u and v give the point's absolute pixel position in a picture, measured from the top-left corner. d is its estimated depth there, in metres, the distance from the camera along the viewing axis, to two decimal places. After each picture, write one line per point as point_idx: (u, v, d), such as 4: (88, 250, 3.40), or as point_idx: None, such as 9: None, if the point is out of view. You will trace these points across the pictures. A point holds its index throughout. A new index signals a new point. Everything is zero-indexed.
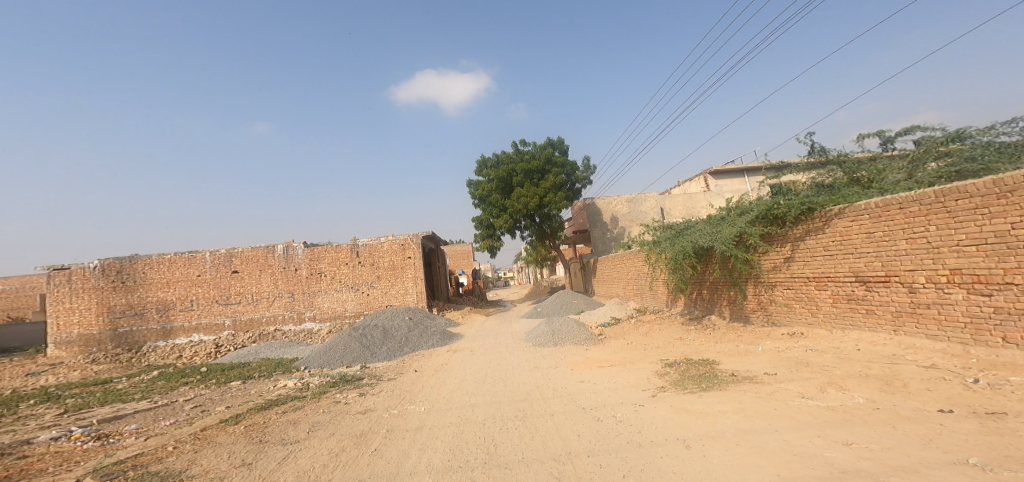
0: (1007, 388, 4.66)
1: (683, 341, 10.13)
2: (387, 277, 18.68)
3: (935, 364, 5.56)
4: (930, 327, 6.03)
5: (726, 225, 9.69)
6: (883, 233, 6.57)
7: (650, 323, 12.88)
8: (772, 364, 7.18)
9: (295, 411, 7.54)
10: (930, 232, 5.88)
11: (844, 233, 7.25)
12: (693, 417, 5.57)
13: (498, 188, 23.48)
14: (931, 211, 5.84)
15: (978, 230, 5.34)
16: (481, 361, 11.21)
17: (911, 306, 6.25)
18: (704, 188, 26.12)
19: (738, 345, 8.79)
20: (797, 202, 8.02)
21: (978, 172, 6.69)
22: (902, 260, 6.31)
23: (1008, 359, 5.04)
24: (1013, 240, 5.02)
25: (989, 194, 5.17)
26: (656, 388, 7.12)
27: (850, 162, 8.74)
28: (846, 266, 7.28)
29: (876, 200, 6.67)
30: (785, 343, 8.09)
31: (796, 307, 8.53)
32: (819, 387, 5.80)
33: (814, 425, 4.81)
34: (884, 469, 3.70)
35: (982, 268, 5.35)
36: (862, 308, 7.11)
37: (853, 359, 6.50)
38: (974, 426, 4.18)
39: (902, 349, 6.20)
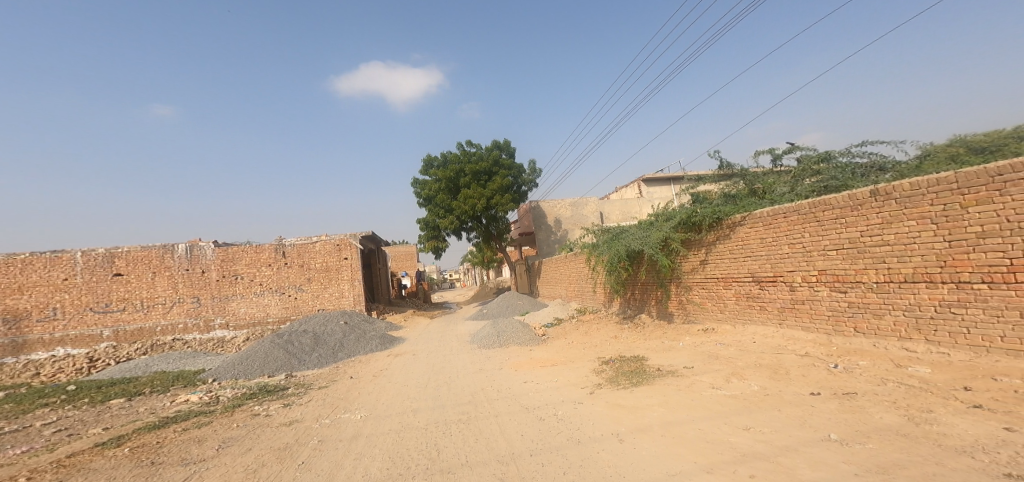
0: (856, 369, 5.45)
1: (618, 339, 10.74)
2: (317, 279, 17.93)
3: (808, 352, 6.39)
4: (804, 320, 6.91)
5: (653, 230, 10.38)
6: (772, 238, 7.43)
7: (588, 323, 13.48)
8: (690, 357, 7.87)
9: (199, 428, 7.11)
10: (805, 239, 6.74)
11: (744, 238, 8.10)
12: (626, 412, 6.00)
13: (442, 188, 23.41)
14: (806, 220, 6.70)
15: (837, 237, 6.17)
16: (421, 365, 11.11)
17: (791, 302, 7.13)
18: (637, 195, 27.72)
19: (664, 341, 9.49)
20: (709, 212, 8.75)
21: (838, 187, 7.79)
22: (786, 262, 7.18)
23: (858, 346, 5.90)
24: (860, 245, 5.84)
25: (845, 207, 5.97)
26: (594, 385, 7.53)
27: (750, 176, 9.75)
28: (745, 268, 8.12)
29: (766, 209, 7.53)
30: (699, 338, 8.87)
31: (708, 305, 9.36)
32: (725, 377, 6.47)
33: (722, 412, 5.37)
34: (774, 449, 4.23)
35: (840, 269, 6.19)
36: (756, 305, 7.98)
37: (750, 351, 7.28)
38: (836, 405, 4.87)
39: (785, 340, 7.05)
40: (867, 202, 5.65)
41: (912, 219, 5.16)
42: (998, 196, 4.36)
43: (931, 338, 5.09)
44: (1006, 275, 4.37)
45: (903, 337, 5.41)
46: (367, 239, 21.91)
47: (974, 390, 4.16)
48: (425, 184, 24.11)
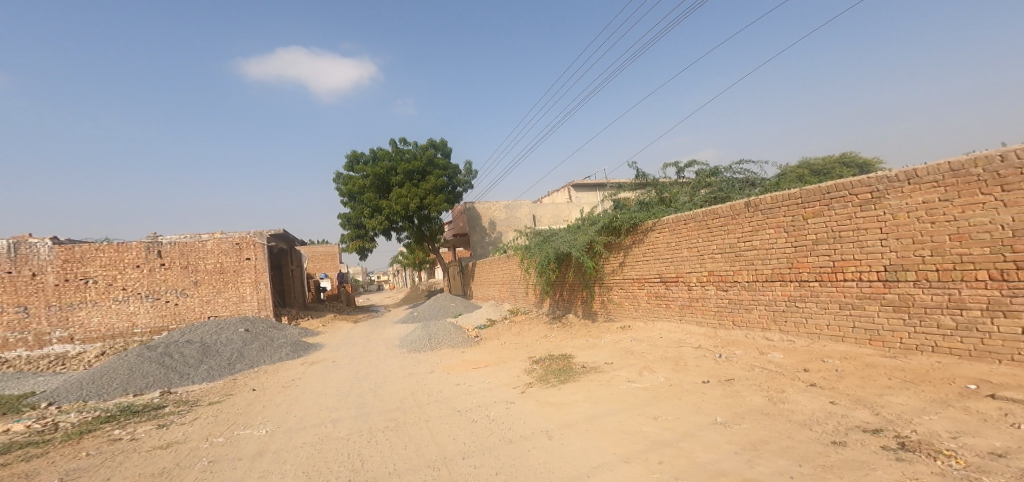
0: (734, 358, 6.17)
1: (547, 338, 11.17)
2: (207, 282, 16.72)
3: (700, 345, 7.14)
4: (698, 316, 7.73)
5: (579, 232, 10.76)
6: (674, 243, 8.21)
7: (520, 324, 13.89)
8: (611, 354, 8.33)
9: (31, 461, 6.06)
10: (699, 243, 7.54)
11: (654, 242, 8.83)
12: (554, 409, 6.08)
13: (371, 187, 22.67)
14: (699, 227, 7.49)
15: (720, 242, 6.98)
16: (344, 372, 10.76)
17: (690, 300, 7.92)
18: (567, 200, 28.77)
19: (588, 338, 10.01)
20: (627, 218, 9.35)
21: (724, 200, 8.97)
22: (685, 264, 7.96)
23: (735, 337, 6.74)
24: (736, 250, 6.66)
25: (725, 217, 6.78)
26: (524, 384, 7.56)
27: (659, 184, 10.62)
28: (655, 270, 8.86)
29: (671, 217, 8.28)
30: (618, 335, 9.47)
31: (625, 304, 10.07)
32: (639, 371, 6.91)
33: (637, 404, 5.66)
34: (674, 435, 4.47)
35: (722, 270, 7.00)
36: (663, 303, 8.74)
37: (659, 345, 7.91)
38: (721, 391, 5.33)
39: (685, 335, 7.82)
40: (742, 212, 6.47)
41: (771, 227, 5.99)
42: (827, 209, 5.22)
43: (784, 328, 5.95)
44: (832, 274, 5.25)
45: (766, 329, 6.26)
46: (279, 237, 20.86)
47: (812, 371, 4.93)
48: (352, 180, 23.17)
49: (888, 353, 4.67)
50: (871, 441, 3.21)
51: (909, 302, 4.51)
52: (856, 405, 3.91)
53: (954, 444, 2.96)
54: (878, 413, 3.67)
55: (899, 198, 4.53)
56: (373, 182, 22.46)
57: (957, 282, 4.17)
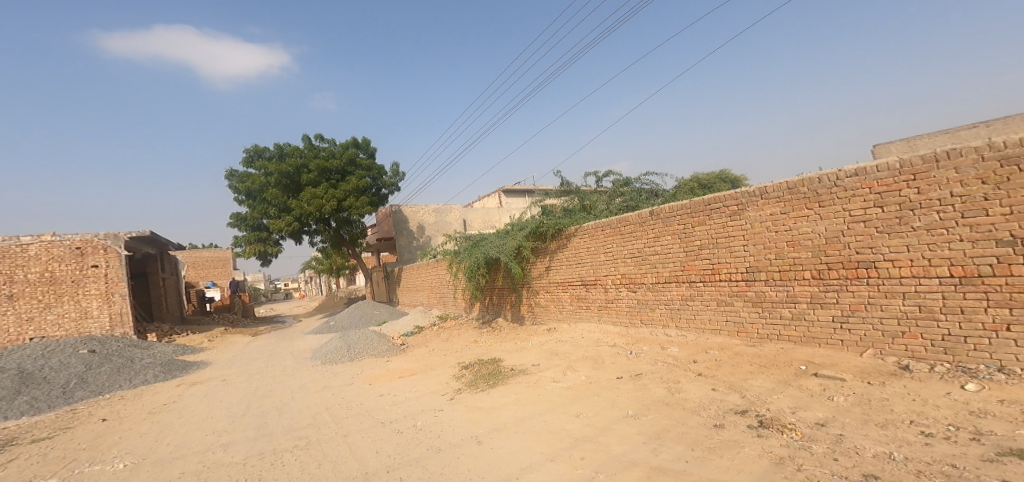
0: (641, 354, 6.52)
1: (477, 343, 11.11)
2: (29, 295, 13.67)
3: (614, 343, 7.50)
4: (615, 317, 8.21)
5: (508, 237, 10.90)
6: (594, 248, 8.65)
7: (449, 330, 13.75)
8: (537, 355, 8.31)
9: None
10: (613, 249, 8.04)
11: (577, 248, 9.22)
12: (484, 413, 5.57)
13: (279, 183, 21.19)
14: (613, 233, 7.97)
15: (630, 247, 7.51)
16: (249, 386, 9.90)
17: (607, 302, 8.40)
18: (498, 205, 29.07)
19: (517, 341, 10.07)
20: (552, 223, 9.66)
21: (634, 207, 10.18)
22: (602, 268, 8.44)
23: (644, 334, 7.23)
24: (642, 255, 7.21)
25: (634, 224, 7.30)
26: (454, 391, 7.08)
27: (581, 192, 11.12)
28: (577, 274, 9.26)
29: (590, 224, 8.70)
30: (545, 337, 9.63)
31: (551, 306, 10.35)
32: (563, 371, 6.79)
33: (562, 402, 5.42)
34: (593, 429, 4.36)
35: (632, 273, 7.55)
36: (585, 305, 9.15)
37: (581, 345, 8.12)
38: (631, 385, 5.47)
39: (604, 334, 8.21)
40: (646, 221, 7.01)
41: (668, 234, 6.57)
42: (707, 220, 5.86)
43: (680, 325, 6.55)
44: (711, 275, 5.91)
45: (666, 325, 6.85)
46: (141, 241, 17.90)
47: (699, 362, 5.44)
48: (255, 178, 21.58)
49: (752, 342, 5.37)
50: (741, 422, 3.66)
51: (764, 298, 5.25)
52: (730, 390, 4.42)
53: (795, 419, 3.50)
54: (745, 396, 4.20)
55: (755, 210, 5.24)
56: (280, 179, 20.99)
57: (794, 280, 4.94)
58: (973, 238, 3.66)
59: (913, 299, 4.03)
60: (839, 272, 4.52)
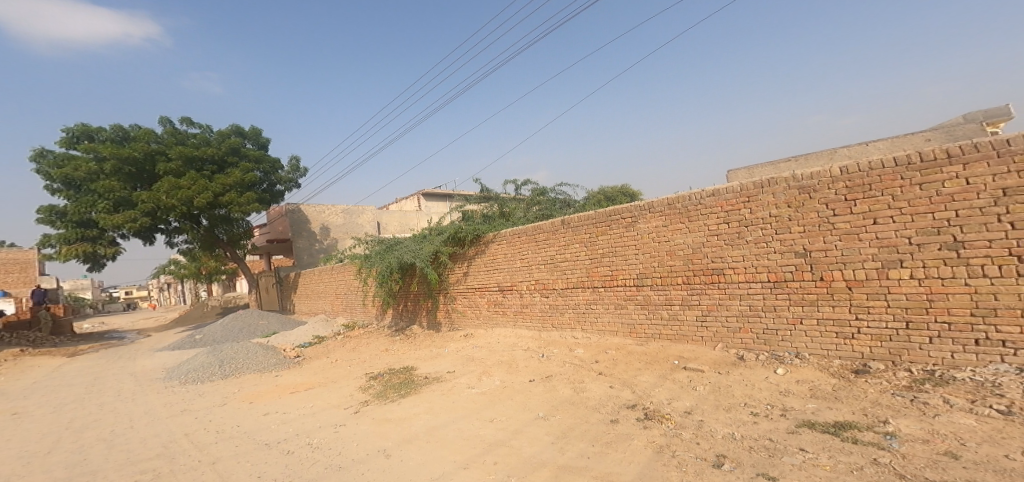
0: (551, 356, 6.79)
1: (388, 352, 10.76)
2: None
3: (528, 347, 7.71)
4: (529, 323, 8.45)
5: (425, 242, 10.68)
6: (509, 255, 8.80)
7: (357, 339, 13.16)
8: (452, 362, 8.26)
9: None
10: (528, 256, 8.26)
11: (493, 254, 9.30)
12: (392, 425, 5.43)
13: (120, 172, 17.19)
14: (528, 240, 8.19)
15: (543, 254, 7.78)
16: (107, 405, 8.51)
17: (522, 307, 8.61)
18: (416, 208, 28.53)
19: (432, 349, 9.93)
20: (471, 229, 9.64)
21: (547, 216, 10.86)
22: (517, 274, 8.64)
23: (555, 337, 7.54)
24: (554, 261, 7.52)
25: (547, 231, 7.57)
26: (359, 403, 6.80)
27: (500, 199, 11.25)
28: (493, 279, 9.36)
29: (508, 230, 8.84)
30: (462, 343, 9.60)
31: (468, 312, 10.34)
32: (477, 377, 6.83)
33: (475, 408, 5.47)
34: (505, 434, 4.45)
35: (544, 278, 7.84)
36: (501, 311, 9.28)
37: (496, 350, 8.23)
38: (542, 387, 5.67)
39: (519, 338, 8.40)
40: (557, 228, 7.31)
41: (577, 242, 6.89)
42: (608, 230, 6.27)
43: (585, 328, 6.94)
44: (611, 280, 6.33)
45: (573, 328, 7.22)
46: None
47: (599, 361, 5.81)
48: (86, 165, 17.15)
49: (641, 341, 5.88)
50: (632, 416, 3.97)
51: (650, 301, 5.78)
52: (623, 387, 4.78)
53: (670, 409, 3.91)
54: (634, 391, 4.57)
55: (645, 222, 5.72)
56: (124, 166, 17.07)
57: (670, 285, 5.52)
58: (782, 250, 4.50)
59: (746, 300, 4.81)
60: (700, 278, 5.20)
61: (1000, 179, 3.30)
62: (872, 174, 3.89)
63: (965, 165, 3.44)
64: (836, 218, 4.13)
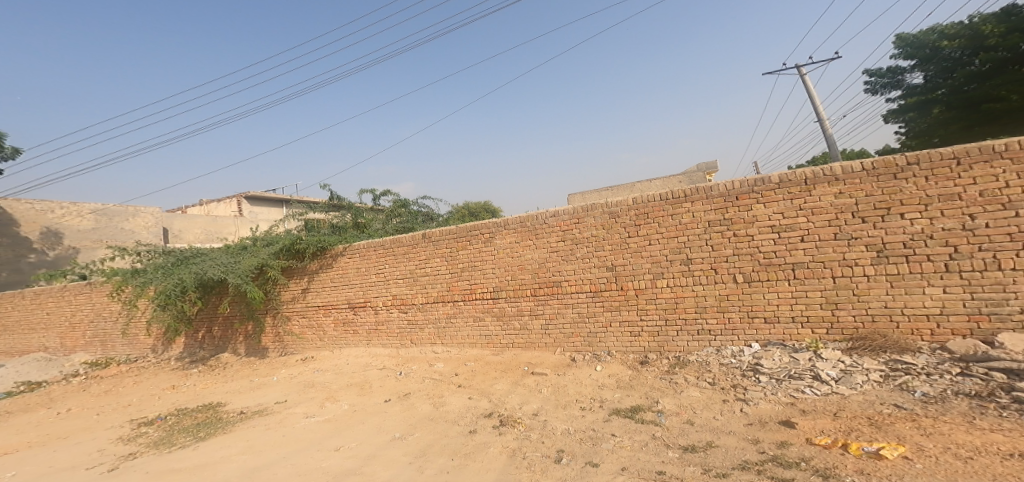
0: (410, 373, 6.64)
1: (176, 389, 8.19)
2: None
3: (384, 366, 7.38)
4: (383, 339, 8.12)
5: (247, 255, 8.93)
6: (365, 269, 8.23)
7: (118, 377, 9.82)
8: (284, 391, 7.14)
9: None
10: (385, 269, 7.89)
11: (344, 267, 8.49)
12: (187, 473, 4.40)
13: None
14: (387, 254, 7.86)
15: (403, 268, 7.59)
16: None
17: (376, 324, 8.15)
18: (236, 213, 24.69)
19: (252, 379, 8.10)
20: (315, 240, 8.46)
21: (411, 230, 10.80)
22: (373, 289, 8.14)
23: (413, 354, 7.39)
24: (414, 275, 7.40)
25: (410, 245, 7.37)
26: (119, 457, 5.10)
27: (354, 208, 10.54)
28: (343, 295, 8.53)
29: (364, 243, 8.24)
30: (298, 368, 8.27)
31: (308, 334, 9.02)
32: (319, 404, 6.24)
33: (312, 440, 5.00)
34: (358, 460, 4.18)
35: (404, 293, 7.64)
36: (351, 330, 8.53)
37: (345, 372, 7.55)
38: (401, 406, 5.44)
39: (373, 358, 7.90)
40: (419, 243, 7.21)
41: (437, 257, 6.90)
42: (467, 245, 6.41)
43: (445, 341, 6.97)
44: (469, 294, 6.48)
45: (433, 343, 7.20)
46: None
47: (459, 374, 5.88)
48: None
49: (497, 351, 6.14)
50: (489, 424, 4.11)
51: (505, 312, 6.06)
52: (481, 396, 4.92)
53: (521, 412, 4.17)
54: (491, 400, 4.74)
55: (501, 238, 6.00)
56: None
57: (521, 296, 5.89)
58: (596, 265, 5.30)
59: (574, 308, 5.47)
60: (543, 290, 5.67)
61: (706, 214, 4.69)
62: (646, 205, 4.98)
63: (692, 202, 4.76)
64: (630, 238, 5.09)
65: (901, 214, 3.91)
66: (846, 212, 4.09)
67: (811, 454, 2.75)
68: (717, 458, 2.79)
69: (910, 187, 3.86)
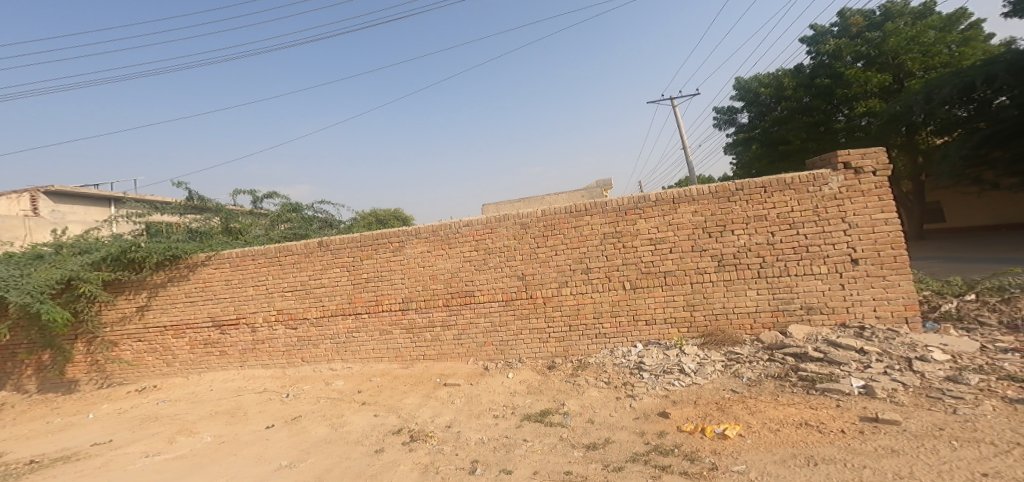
0: (300, 395, 5.82)
1: None
2: None
3: (265, 388, 6.14)
4: (264, 359, 6.63)
5: (43, 266, 6.55)
6: (238, 280, 6.61)
7: None
8: (109, 429, 5.43)
9: None
10: (268, 281, 6.51)
11: (206, 279, 6.68)
12: None
13: None
14: (271, 263, 6.49)
15: (293, 279, 6.41)
16: None
17: (253, 343, 6.65)
18: None
19: (52, 419, 6.11)
20: (161, 247, 6.51)
21: (303, 236, 9.78)
22: (249, 303, 6.61)
23: (304, 374, 6.33)
24: (309, 287, 6.35)
25: (301, 254, 6.34)
26: None
27: (225, 209, 9.24)
28: (204, 312, 6.72)
29: (237, 249, 6.65)
30: (129, 401, 6.40)
31: (147, 359, 6.99)
32: (166, 439, 4.89)
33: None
34: None
35: (293, 308, 6.44)
36: (216, 351, 6.74)
37: (203, 400, 6.02)
38: (287, 431, 4.81)
39: (246, 381, 6.43)
40: (316, 251, 6.26)
41: (337, 267, 6.20)
42: (373, 254, 6.03)
43: (346, 357, 6.31)
44: (376, 306, 6.06)
45: (331, 359, 6.38)
46: None
47: (363, 391, 5.54)
48: None
49: (407, 364, 5.93)
50: (397, 442, 3.96)
51: (415, 324, 5.88)
52: (388, 413, 4.72)
53: (433, 426, 4.08)
54: (400, 415, 4.58)
55: (411, 247, 5.83)
56: None
57: (432, 307, 5.78)
58: (507, 274, 5.40)
59: (487, 317, 5.51)
60: (456, 300, 5.64)
61: (602, 227, 5.07)
62: (553, 217, 5.21)
63: (591, 216, 5.10)
64: (540, 248, 5.27)
65: (732, 230, 4.74)
66: (701, 228, 4.81)
67: (691, 439, 3.11)
68: (614, 453, 2.99)
69: (736, 208, 4.73)
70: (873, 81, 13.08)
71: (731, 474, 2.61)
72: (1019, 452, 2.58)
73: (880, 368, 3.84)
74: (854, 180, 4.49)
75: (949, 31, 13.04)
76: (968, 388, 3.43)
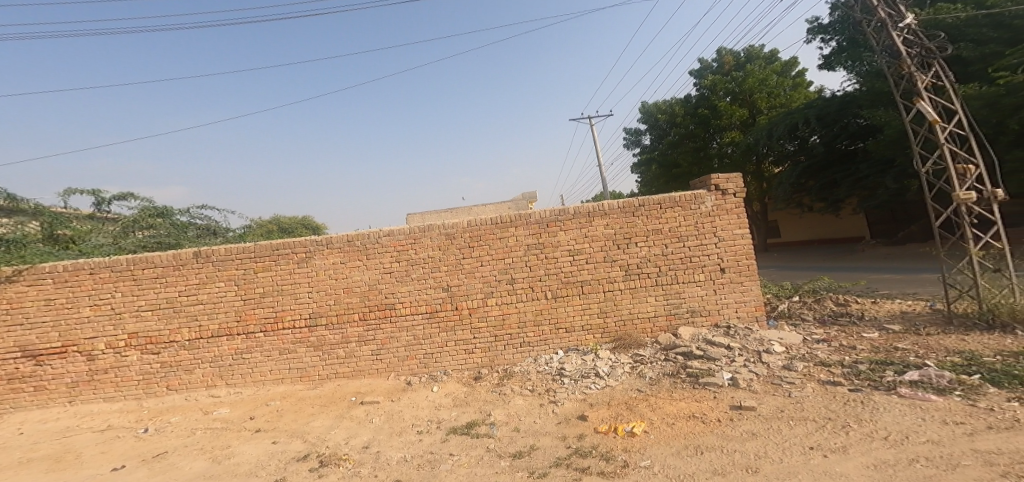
0: (165, 429, 4.74)
1: None
2: None
3: (110, 425, 4.95)
4: (107, 391, 5.47)
5: None
6: (66, 299, 5.39)
7: None
8: None
9: None
10: (115, 298, 5.38)
11: (14, 301, 5.39)
12: None
13: None
14: (120, 278, 5.39)
15: (154, 296, 5.40)
16: None
17: (88, 374, 5.45)
18: None
19: None
20: None
21: (173, 244, 7.96)
22: (83, 328, 5.41)
23: (170, 404, 5.31)
24: (178, 305, 5.41)
25: (168, 266, 5.37)
26: None
27: (50, 214, 7.69)
28: (13, 339, 5.44)
29: (65, 262, 5.43)
30: None
31: None
32: None
33: None
34: None
35: (154, 330, 5.42)
36: (29, 387, 5.50)
37: (7, 447, 4.64)
38: (144, 472, 3.87)
39: (78, 419, 5.16)
40: (190, 262, 5.37)
41: (221, 280, 5.39)
42: (274, 265, 5.37)
43: (232, 382, 5.47)
44: (274, 323, 5.41)
45: (210, 386, 5.48)
46: None
47: (256, 417, 4.82)
48: None
49: (313, 385, 5.40)
50: (304, 468, 3.60)
51: (323, 341, 5.40)
52: (291, 439, 4.24)
53: (348, 448, 3.81)
54: (306, 440, 4.18)
55: (321, 258, 5.36)
56: None
57: (347, 322, 5.36)
58: (431, 285, 5.27)
59: (410, 331, 5.32)
60: (375, 313, 5.33)
61: (527, 238, 5.20)
62: (479, 228, 5.22)
63: (516, 227, 5.20)
64: (465, 259, 5.25)
65: (636, 242, 5.18)
66: (611, 240, 5.17)
67: (606, 438, 3.32)
68: (538, 459, 3.07)
69: (639, 222, 5.17)
70: (734, 115, 15.38)
71: (639, 469, 2.82)
72: (834, 426, 3.19)
73: (743, 361, 4.43)
74: (722, 200, 5.17)
75: (786, 76, 15.68)
76: (797, 374, 4.16)
